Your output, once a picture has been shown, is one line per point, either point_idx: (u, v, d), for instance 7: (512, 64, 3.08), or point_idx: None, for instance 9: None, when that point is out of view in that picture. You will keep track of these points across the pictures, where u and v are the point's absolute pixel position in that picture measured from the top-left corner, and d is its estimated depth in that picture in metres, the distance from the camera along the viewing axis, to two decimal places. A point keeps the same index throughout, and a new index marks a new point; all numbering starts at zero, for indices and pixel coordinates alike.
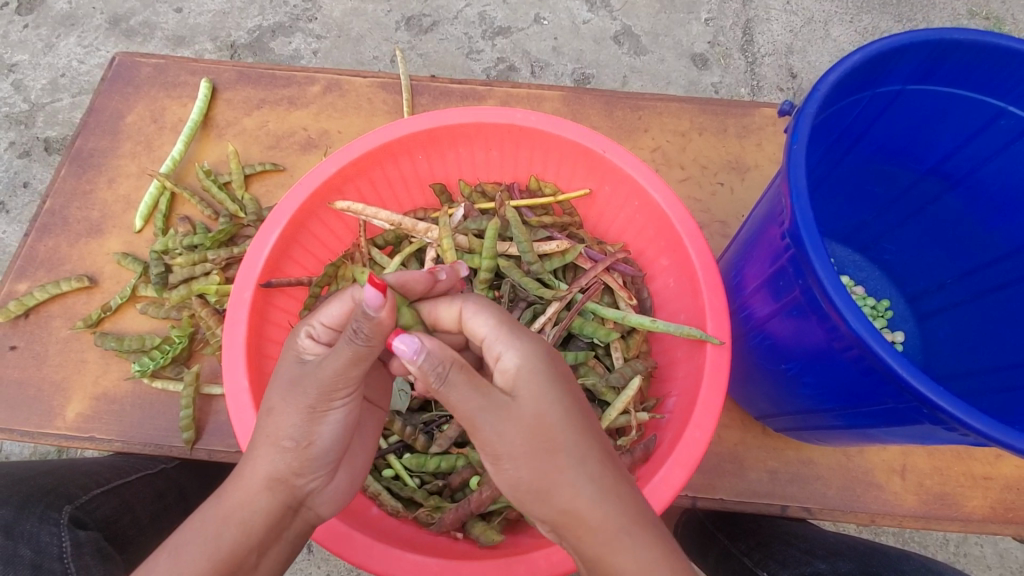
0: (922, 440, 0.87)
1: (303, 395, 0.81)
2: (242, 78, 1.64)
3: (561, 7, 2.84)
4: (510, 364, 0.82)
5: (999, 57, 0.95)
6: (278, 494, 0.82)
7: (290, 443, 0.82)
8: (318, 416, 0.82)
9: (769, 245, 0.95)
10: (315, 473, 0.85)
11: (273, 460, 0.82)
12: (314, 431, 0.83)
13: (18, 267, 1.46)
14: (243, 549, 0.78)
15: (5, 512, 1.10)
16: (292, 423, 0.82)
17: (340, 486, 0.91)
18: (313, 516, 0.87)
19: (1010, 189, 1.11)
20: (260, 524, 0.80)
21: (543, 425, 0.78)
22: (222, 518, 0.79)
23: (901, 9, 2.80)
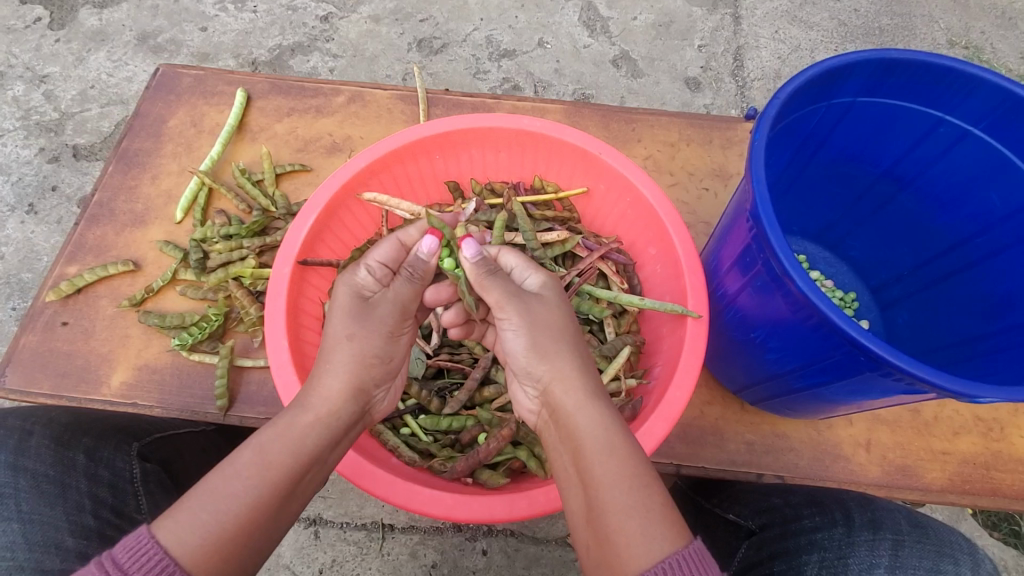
0: (868, 393, 1.03)
1: (383, 323, 1.09)
2: (274, 89, 1.81)
3: (563, 33, 3.05)
4: (537, 284, 1.12)
5: (933, 73, 1.11)
6: (355, 401, 1.04)
7: (373, 358, 1.07)
8: (389, 335, 1.11)
9: (739, 229, 1.11)
10: (380, 386, 1.09)
11: (358, 374, 1.05)
12: (388, 350, 1.10)
13: (68, 252, 1.61)
14: (323, 444, 0.98)
15: (87, 440, 1.35)
16: (375, 342, 1.08)
17: (389, 401, 1.15)
18: (367, 424, 1.10)
19: (951, 188, 1.28)
20: (339, 425, 1.01)
21: (565, 320, 1.07)
22: (309, 420, 0.98)
23: (882, 39, 3.02)
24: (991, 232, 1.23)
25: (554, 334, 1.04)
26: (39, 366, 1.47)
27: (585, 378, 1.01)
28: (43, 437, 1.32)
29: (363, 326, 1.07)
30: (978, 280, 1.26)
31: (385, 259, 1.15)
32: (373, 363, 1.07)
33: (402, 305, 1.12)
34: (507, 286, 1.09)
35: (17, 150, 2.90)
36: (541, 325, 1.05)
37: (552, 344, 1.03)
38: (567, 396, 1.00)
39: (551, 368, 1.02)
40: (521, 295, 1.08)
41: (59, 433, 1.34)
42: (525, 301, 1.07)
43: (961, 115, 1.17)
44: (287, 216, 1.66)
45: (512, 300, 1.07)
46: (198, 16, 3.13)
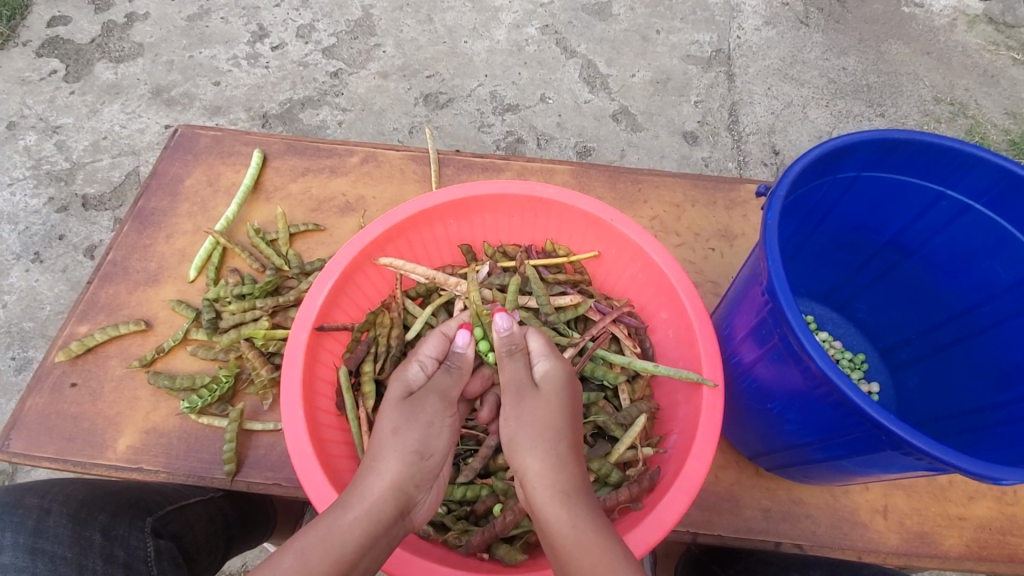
0: (887, 466, 1.05)
1: (426, 414, 1.11)
2: (289, 149, 1.86)
3: (564, 89, 3.17)
4: (542, 370, 1.16)
5: (933, 151, 1.17)
6: (397, 502, 1.01)
7: (416, 454, 1.06)
8: (435, 429, 1.11)
9: (753, 300, 1.13)
10: (423, 486, 1.06)
11: (401, 470, 1.03)
12: (430, 445, 1.09)
13: (80, 311, 1.61)
14: (361, 548, 0.95)
15: (104, 517, 1.32)
16: (415, 437, 1.07)
17: (432, 501, 1.11)
18: (409, 528, 1.05)
19: (955, 256, 1.33)
20: (380, 528, 0.98)
21: (558, 415, 1.10)
22: (348, 524, 0.96)
23: (871, 96, 3.15)
24: (998, 300, 1.28)
25: (540, 429, 1.08)
26: (45, 430, 1.46)
27: (564, 474, 1.03)
28: (60, 516, 1.30)
29: (406, 421, 1.09)
30: (989, 347, 1.30)
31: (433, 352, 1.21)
32: (417, 458, 1.06)
33: (443, 393, 1.15)
34: (512, 373, 1.16)
35: (26, 199, 2.94)
36: (533, 417, 1.09)
37: (536, 436, 1.07)
38: (541, 489, 1.02)
39: (525, 462, 1.06)
40: (521, 386, 1.14)
41: (75, 510, 1.32)
42: (522, 392, 1.13)
43: (961, 191, 1.22)
44: (300, 274, 1.68)
45: (511, 389, 1.14)
46: (210, 70, 3.23)
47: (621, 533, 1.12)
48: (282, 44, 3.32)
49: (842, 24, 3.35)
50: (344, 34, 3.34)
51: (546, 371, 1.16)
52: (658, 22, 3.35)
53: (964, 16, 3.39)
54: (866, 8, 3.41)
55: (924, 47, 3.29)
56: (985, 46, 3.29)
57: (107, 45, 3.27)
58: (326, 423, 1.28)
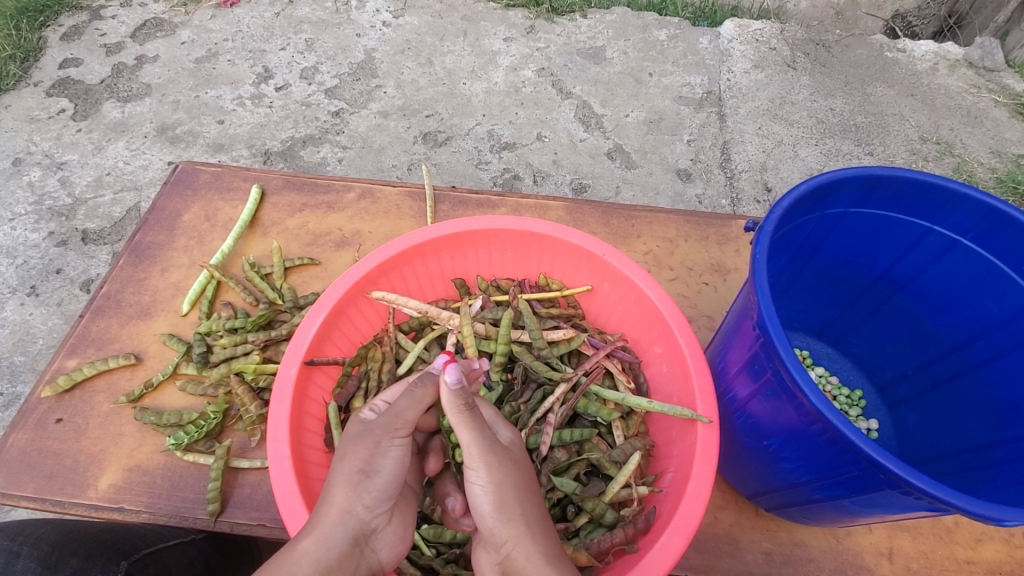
0: (887, 507, 1.02)
1: (372, 436, 1.03)
2: (288, 185, 1.88)
3: (560, 128, 3.25)
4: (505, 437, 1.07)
5: (917, 188, 1.21)
6: (349, 528, 0.97)
7: (360, 474, 1.00)
8: (383, 448, 1.04)
9: (746, 334, 1.14)
10: (376, 508, 1.01)
11: (345, 495, 0.99)
12: (378, 463, 1.03)
13: (70, 345, 1.60)
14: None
15: (75, 561, 1.28)
16: (362, 457, 1.02)
17: (396, 533, 1.06)
18: (373, 560, 1.01)
19: (947, 291, 1.35)
20: (332, 562, 0.93)
21: (531, 477, 1.04)
22: (297, 557, 0.91)
23: (858, 135, 3.23)
24: (990, 336, 1.29)
25: (521, 492, 1.00)
26: (26, 467, 1.43)
27: (547, 539, 0.98)
28: (30, 560, 1.27)
29: (353, 446, 1.03)
30: (984, 383, 1.29)
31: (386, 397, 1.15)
32: (360, 478, 1.00)
33: (396, 416, 1.05)
34: (477, 435, 1.00)
35: (26, 234, 2.96)
36: (513, 480, 1.00)
37: (518, 503, 0.99)
38: (527, 562, 0.94)
39: (511, 532, 0.97)
40: (494, 447, 1.01)
41: (46, 554, 1.29)
42: (497, 455, 1.01)
43: (948, 227, 1.25)
44: (294, 308, 1.67)
45: (482, 449, 1.00)
46: (215, 110, 3.32)
47: None
48: (286, 84, 3.42)
49: (828, 68, 3.47)
50: (347, 76, 3.44)
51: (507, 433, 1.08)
52: (650, 65, 3.47)
53: (944, 60, 3.51)
54: (850, 53, 3.55)
55: (909, 89, 3.39)
56: (967, 89, 3.40)
57: (116, 85, 3.36)
58: (315, 461, 1.25)
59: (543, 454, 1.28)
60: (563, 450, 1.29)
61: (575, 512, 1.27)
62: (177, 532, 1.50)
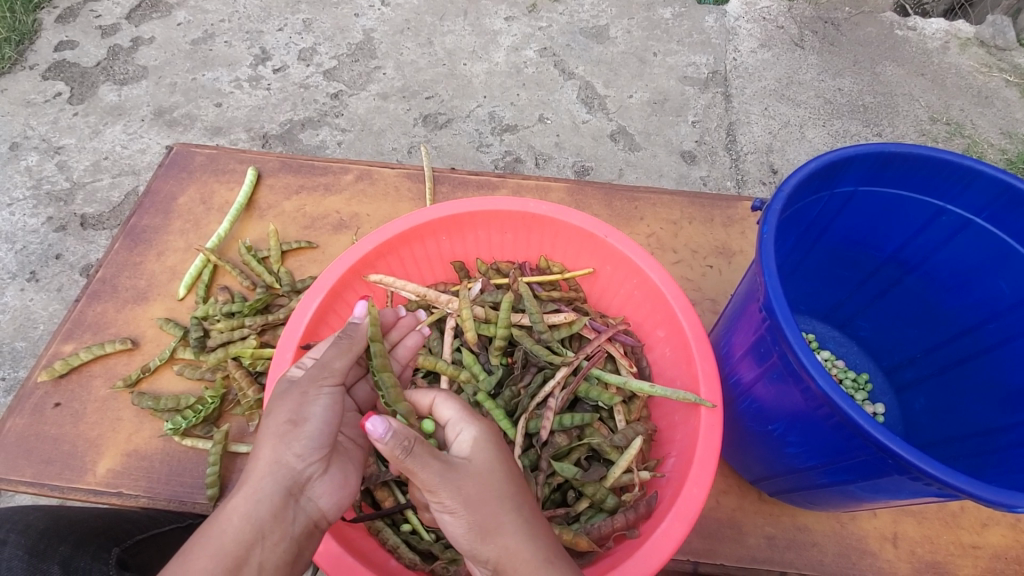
0: (895, 493, 1.01)
1: (298, 386, 1.03)
2: (284, 167, 1.84)
3: (562, 110, 3.19)
4: (466, 442, 1.02)
5: (932, 166, 1.19)
6: (279, 478, 0.97)
7: (287, 424, 0.99)
8: (310, 396, 1.03)
9: (751, 317, 1.11)
10: (309, 456, 1.00)
11: (275, 446, 0.98)
12: (305, 411, 1.02)
13: (66, 330, 1.58)
14: (249, 538, 0.91)
15: (65, 549, 1.24)
16: (289, 407, 1.01)
17: (336, 481, 1.05)
18: (312, 508, 1.00)
19: (959, 273, 1.32)
20: (262, 513, 0.94)
21: (502, 486, 0.97)
22: (226, 515, 0.92)
23: (867, 116, 3.15)
24: (1003, 318, 1.26)
25: (492, 506, 0.94)
26: (24, 453, 1.42)
27: (533, 545, 0.93)
28: (17, 546, 1.22)
29: (283, 397, 1.03)
30: (995, 366, 1.27)
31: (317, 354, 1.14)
32: (288, 428, 0.99)
33: (323, 364, 1.06)
34: (432, 463, 0.97)
35: (24, 219, 2.93)
36: (479, 499, 0.94)
37: (491, 520, 0.93)
38: (517, 575, 0.90)
39: (491, 551, 0.92)
40: (448, 470, 0.96)
41: (35, 542, 1.24)
42: (454, 478, 0.95)
43: (962, 205, 1.23)
44: (291, 292, 1.65)
45: (437, 477, 0.96)
46: (213, 92, 3.26)
47: (615, 563, 1.08)
48: (284, 66, 3.36)
49: (836, 47, 3.38)
50: (345, 57, 3.38)
51: (470, 442, 1.02)
52: (655, 44, 3.39)
53: (956, 39, 3.42)
54: (860, 31, 3.45)
55: (919, 68, 3.31)
56: (978, 68, 3.31)
57: (112, 68, 3.31)
58: None
59: (544, 438, 1.27)
60: (564, 435, 1.28)
61: (576, 497, 1.26)
62: (174, 516, 1.51)
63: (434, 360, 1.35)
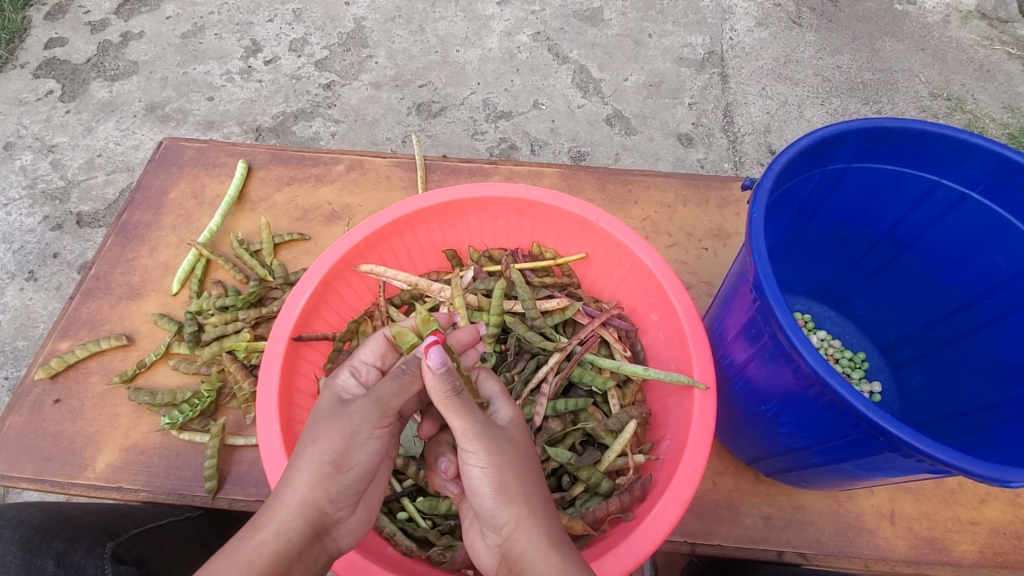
0: (888, 470, 1.00)
1: (351, 424, 0.99)
2: (274, 159, 1.82)
3: (557, 94, 3.15)
4: (502, 417, 1.04)
5: (926, 139, 1.17)
6: (311, 518, 0.95)
7: (331, 464, 0.97)
8: (359, 439, 0.99)
9: (743, 299, 1.10)
10: (343, 500, 0.99)
11: (315, 487, 0.95)
12: (350, 455, 0.99)
13: (61, 327, 1.58)
14: (277, 574, 0.90)
15: (59, 544, 1.26)
16: (334, 445, 0.98)
17: (361, 520, 1.04)
18: (335, 548, 1.00)
19: (954, 248, 1.31)
20: (293, 551, 0.92)
21: (530, 456, 1.01)
22: (254, 545, 0.90)
23: (866, 93, 3.11)
24: (998, 293, 1.26)
25: (519, 471, 0.96)
26: (24, 450, 1.43)
27: (547, 519, 0.94)
28: (10, 543, 1.24)
29: (329, 427, 0.99)
30: (990, 342, 1.27)
31: (365, 360, 1.13)
32: (333, 470, 0.96)
33: (380, 402, 1.00)
34: (473, 421, 0.97)
35: (21, 218, 2.92)
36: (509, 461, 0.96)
37: (518, 483, 0.95)
38: (527, 545, 0.91)
39: (511, 514, 0.94)
40: (492, 433, 0.98)
41: (29, 538, 1.26)
42: (498, 442, 0.97)
43: (957, 179, 1.21)
44: (284, 285, 1.64)
45: (479, 431, 0.96)
46: (204, 86, 3.24)
47: (612, 545, 1.07)
48: (275, 57, 3.32)
49: (835, 23, 3.32)
50: (337, 46, 3.33)
51: (509, 413, 1.05)
52: (650, 26, 3.34)
53: (957, 12, 3.36)
54: (859, 6, 3.39)
55: (919, 43, 3.25)
56: (979, 42, 3.26)
57: (103, 64, 3.28)
58: None
59: (539, 424, 1.27)
60: (558, 420, 1.28)
61: (571, 482, 1.27)
62: (172, 510, 1.53)
63: None
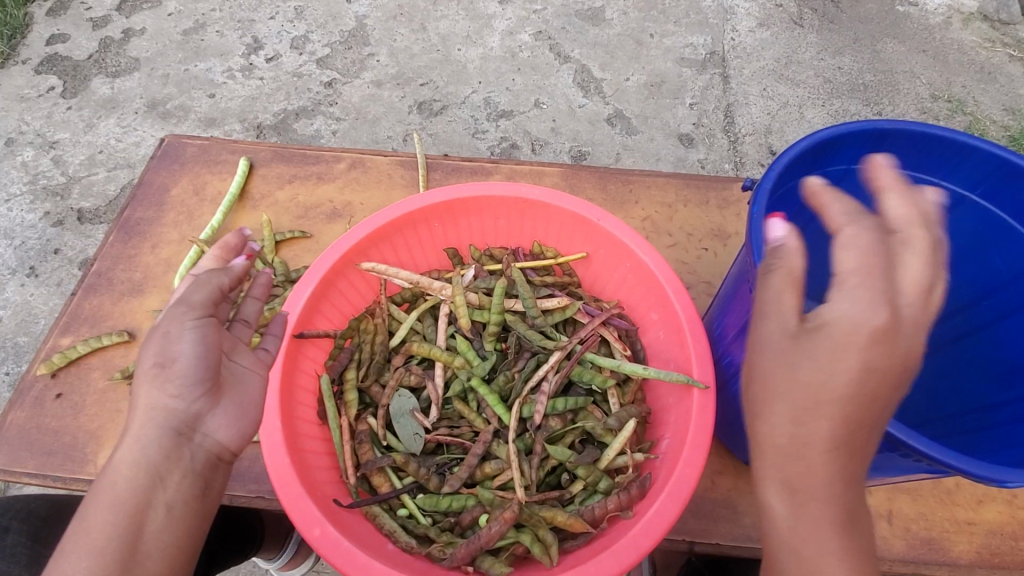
0: (887, 470, 1.01)
1: (160, 329, 1.04)
2: (276, 157, 1.83)
3: (559, 94, 3.15)
4: None
5: (927, 142, 1.17)
6: (159, 420, 0.98)
7: (154, 367, 1.00)
8: (173, 335, 1.03)
9: (743, 298, 1.11)
10: (185, 395, 0.99)
11: (148, 391, 0.99)
12: (171, 352, 1.01)
13: (63, 323, 1.59)
14: (145, 483, 0.95)
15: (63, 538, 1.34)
16: (152, 351, 1.02)
17: (229, 414, 1.04)
18: (211, 444, 1.01)
19: (953, 250, 1.32)
20: (152, 455, 0.96)
21: None
22: (117, 462, 0.97)
23: (867, 95, 3.11)
24: (996, 296, 1.26)
25: None
26: (25, 445, 1.43)
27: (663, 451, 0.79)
28: (19, 534, 1.31)
29: (155, 338, 1.04)
30: (990, 344, 1.28)
31: (247, 316, 1.18)
32: (156, 371, 0.99)
33: (183, 301, 1.07)
34: None
35: (22, 214, 2.93)
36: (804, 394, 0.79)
37: None
38: None
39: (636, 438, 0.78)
40: None
41: (35, 530, 1.33)
42: None
43: (956, 182, 1.22)
44: (286, 282, 1.65)
45: None
46: (205, 83, 3.24)
47: (611, 542, 1.08)
48: (277, 55, 3.32)
49: (836, 25, 3.32)
50: (338, 44, 3.34)
51: None
52: (652, 26, 3.34)
53: (959, 14, 3.36)
54: (860, 7, 3.39)
55: (920, 45, 3.26)
56: (981, 44, 3.26)
57: (104, 60, 3.28)
58: (308, 432, 1.28)
59: (538, 423, 1.28)
60: (558, 419, 1.30)
61: (570, 480, 1.28)
62: None
63: (428, 346, 1.38)
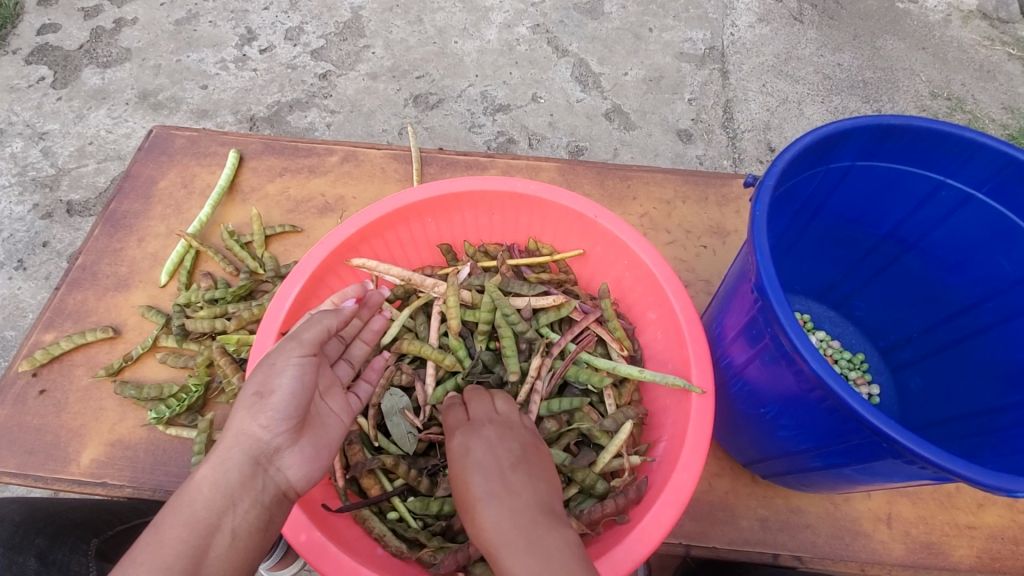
0: (889, 476, 0.99)
1: (269, 358, 1.06)
2: (267, 149, 1.78)
3: (556, 88, 3.11)
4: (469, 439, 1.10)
5: (932, 138, 1.14)
6: (248, 449, 0.99)
7: (255, 395, 1.02)
8: (278, 368, 1.05)
9: (744, 298, 1.08)
10: (274, 428, 1.01)
11: (241, 417, 1.01)
12: (272, 383, 1.03)
13: (46, 318, 1.55)
14: (219, 506, 0.93)
15: (41, 542, 1.28)
16: (256, 379, 1.04)
17: (306, 453, 1.06)
18: (282, 479, 1.02)
19: (957, 250, 1.30)
20: (232, 480, 0.96)
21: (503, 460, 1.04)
22: (195, 481, 0.95)
23: (866, 91, 3.08)
24: (1002, 296, 1.24)
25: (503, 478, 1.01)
26: (6, 444, 1.39)
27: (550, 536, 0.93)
28: None
29: (266, 364, 1.06)
30: (993, 345, 1.26)
31: (353, 356, 1.25)
32: (255, 400, 1.01)
33: (295, 336, 1.09)
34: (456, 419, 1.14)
35: (10, 206, 2.87)
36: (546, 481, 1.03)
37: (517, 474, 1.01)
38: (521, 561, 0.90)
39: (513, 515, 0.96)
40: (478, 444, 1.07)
41: (11, 535, 1.28)
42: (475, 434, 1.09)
43: (963, 179, 1.19)
44: (275, 278, 1.62)
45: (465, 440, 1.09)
46: (198, 74, 3.18)
47: (608, 547, 1.06)
48: (270, 46, 3.26)
49: (836, 21, 3.29)
50: (333, 36, 3.28)
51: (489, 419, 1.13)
52: (650, 20, 3.30)
53: (958, 12, 3.33)
54: (861, 4, 3.35)
55: (920, 42, 3.23)
56: (980, 42, 3.23)
57: (95, 50, 3.21)
58: None
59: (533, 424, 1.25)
60: (553, 421, 1.27)
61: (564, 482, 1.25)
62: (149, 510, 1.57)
63: (419, 344, 1.34)
